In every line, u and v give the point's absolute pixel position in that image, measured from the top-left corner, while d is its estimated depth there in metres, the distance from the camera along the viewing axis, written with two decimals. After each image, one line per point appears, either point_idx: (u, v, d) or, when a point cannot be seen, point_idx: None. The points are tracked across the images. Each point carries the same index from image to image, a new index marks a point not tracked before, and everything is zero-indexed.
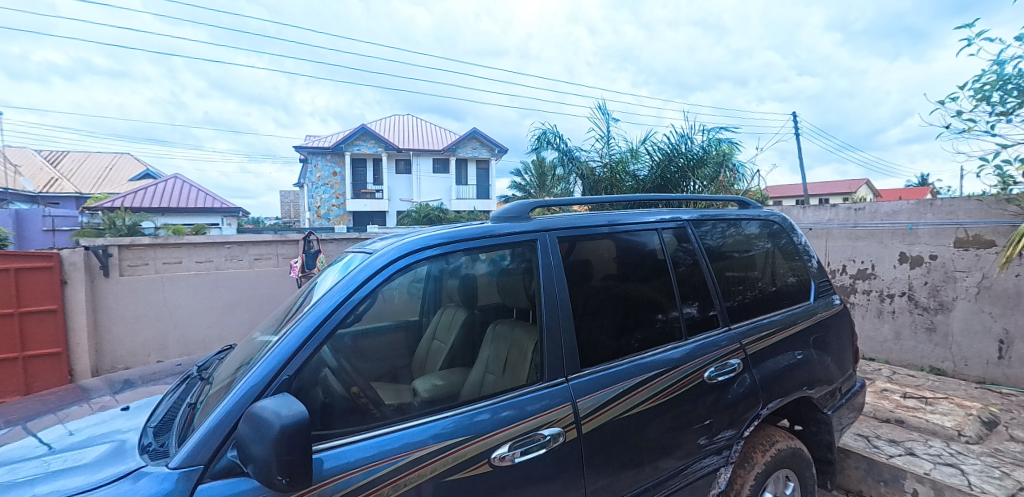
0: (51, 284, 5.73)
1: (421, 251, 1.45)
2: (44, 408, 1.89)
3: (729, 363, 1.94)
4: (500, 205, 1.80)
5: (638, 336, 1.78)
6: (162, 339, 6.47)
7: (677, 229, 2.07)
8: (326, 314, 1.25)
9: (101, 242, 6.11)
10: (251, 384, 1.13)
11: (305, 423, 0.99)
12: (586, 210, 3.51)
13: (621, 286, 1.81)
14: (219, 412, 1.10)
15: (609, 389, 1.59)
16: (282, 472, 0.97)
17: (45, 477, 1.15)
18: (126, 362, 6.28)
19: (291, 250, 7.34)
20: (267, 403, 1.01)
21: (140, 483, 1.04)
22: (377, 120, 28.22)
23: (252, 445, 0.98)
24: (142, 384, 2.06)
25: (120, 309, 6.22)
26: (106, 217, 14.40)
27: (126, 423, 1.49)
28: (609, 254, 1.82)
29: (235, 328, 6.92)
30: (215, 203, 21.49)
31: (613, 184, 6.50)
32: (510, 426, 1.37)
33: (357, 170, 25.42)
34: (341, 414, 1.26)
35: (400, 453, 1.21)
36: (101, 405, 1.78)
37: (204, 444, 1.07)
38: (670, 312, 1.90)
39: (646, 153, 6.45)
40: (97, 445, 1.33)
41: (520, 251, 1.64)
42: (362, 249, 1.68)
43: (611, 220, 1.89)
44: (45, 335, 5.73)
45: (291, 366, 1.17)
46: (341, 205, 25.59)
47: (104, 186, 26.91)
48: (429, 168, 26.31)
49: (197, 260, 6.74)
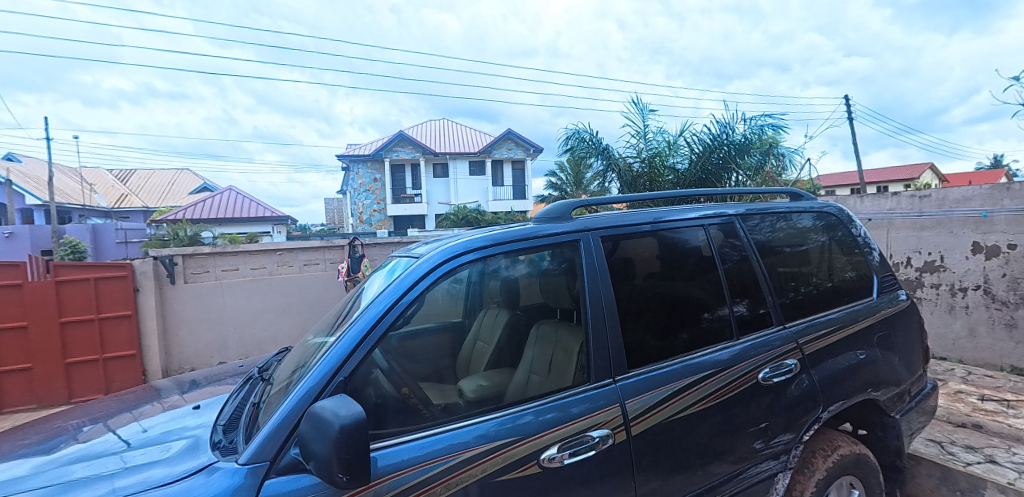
0: (125, 291, 6.22)
1: (463, 255, 1.47)
2: (122, 406, 2.05)
3: (785, 363, 1.86)
4: (541, 206, 1.80)
5: (684, 336, 1.73)
6: (223, 342, 6.86)
7: (724, 224, 2.00)
8: (376, 317, 1.29)
9: (167, 252, 6.57)
10: (309, 386, 1.18)
11: (363, 422, 1.02)
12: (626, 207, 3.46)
13: (665, 285, 1.77)
14: (281, 412, 1.16)
15: (658, 391, 1.55)
16: (343, 470, 1.00)
17: (127, 471, 1.24)
18: (192, 363, 6.72)
19: (337, 255, 7.65)
20: (327, 403, 1.05)
21: (213, 477, 1.11)
22: (415, 126, 28.92)
23: (314, 443, 1.02)
24: (207, 384, 2.18)
25: (186, 312, 6.65)
26: (170, 229, 15.66)
27: (195, 421, 1.59)
28: (652, 251, 1.79)
29: (289, 331, 7.24)
30: (266, 211, 22.69)
31: (653, 179, 6.36)
32: (557, 428, 1.37)
33: (396, 175, 26.13)
34: (393, 414, 1.30)
35: (450, 454, 1.23)
36: (171, 403, 1.92)
37: (269, 442, 1.12)
38: (718, 311, 1.84)
39: (685, 146, 6.30)
40: (170, 441, 1.43)
41: (561, 251, 1.63)
42: (407, 254, 1.73)
43: (654, 218, 1.84)
44: (121, 338, 6.23)
45: (347, 367, 1.21)
46: (381, 210, 26.25)
47: (167, 199, 28.98)
48: (466, 171, 26.63)
49: (253, 267, 7.11)
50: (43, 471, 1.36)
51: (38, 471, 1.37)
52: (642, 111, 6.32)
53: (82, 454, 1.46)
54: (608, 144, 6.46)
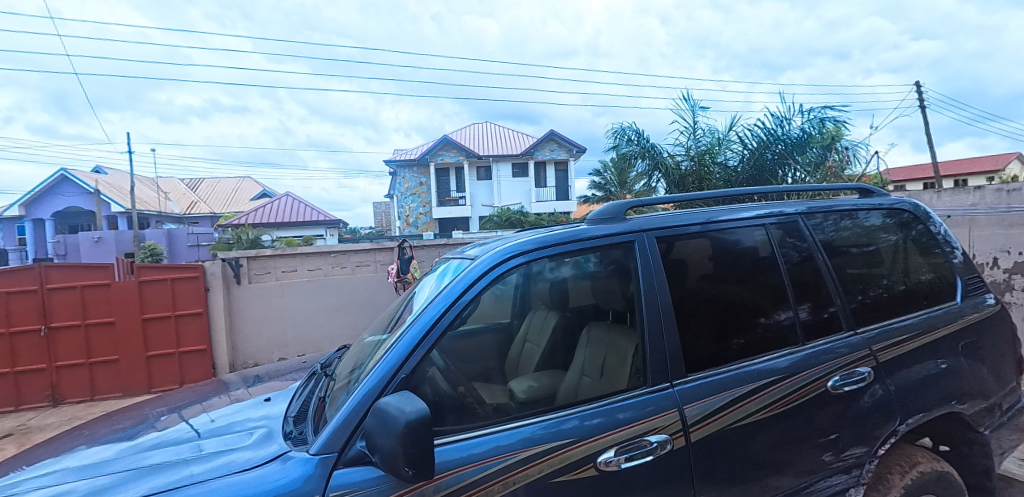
0: (198, 291, 6.71)
1: (515, 257, 1.48)
2: (194, 398, 2.21)
3: (857, 371, 1.75)
4: (593, 208, 1.78)
5: (739, 341, 1.66)
6: (283, 339, 7.25)
7: (784, 223, 1.90)
8: (435, 318, 1.32)
9: (233, 254, 7.04)
10: (372, 384, 1.22)
11: (426, 418, 1.05)
12: (673, 210, 3.37)
13: (719, 287, 1.71)
14: (347, 407, 1.21)
15: (718, 397, 1.50)
16: (407, 464, 1.03)
17: (203, 457, 1.33)
18: (255, 358, 7.13)
19: (387, 257, 7.89)
20: (392, 399, 1.08)
21: (287, 465, 1.17)
22: (460, 130, 29.50)
23: (380, 436, 1.06)
24: (269, 379, 2.32)
25: (249, 311, 7.09)
26: (235, 233, 16.87)
27: (258, 414, 1.69)
28: (704, 253, 1.73)
29: (342, 330, 7.55)
30: (319, 215, 23.89)
31: (702, 178, 6.19)
32: (614, 431, 1.35)
33: (441, 179, 26.65)
34: (452, 411, 1.33)
35: (508, 453, 1.24)
36: (237, 396, 2.05)
37: (336, 435, 1.18)
38: (777, 315, 1.75)
39: (738, 142, 6.12)
40: (237, 431, 1.53)
41: (613, 253, 1.61)
42: (459, 256, 1.77)
43: (707, 217, 1.78)
44: (194, 334, 6.72)
45: (406, 366, 1.25)
46: (427, 213, 26.85)
47: (231, 206, 31.08)
48: (509, 173, 26.80)
49: (309, 268, 7.50)
50: (128, 455, 1.49)
51: (123, 455, 1.51)
52: (692, 106, 6.18)
53: (160, 441, 1.59)
54: (655, 143, 6.31)
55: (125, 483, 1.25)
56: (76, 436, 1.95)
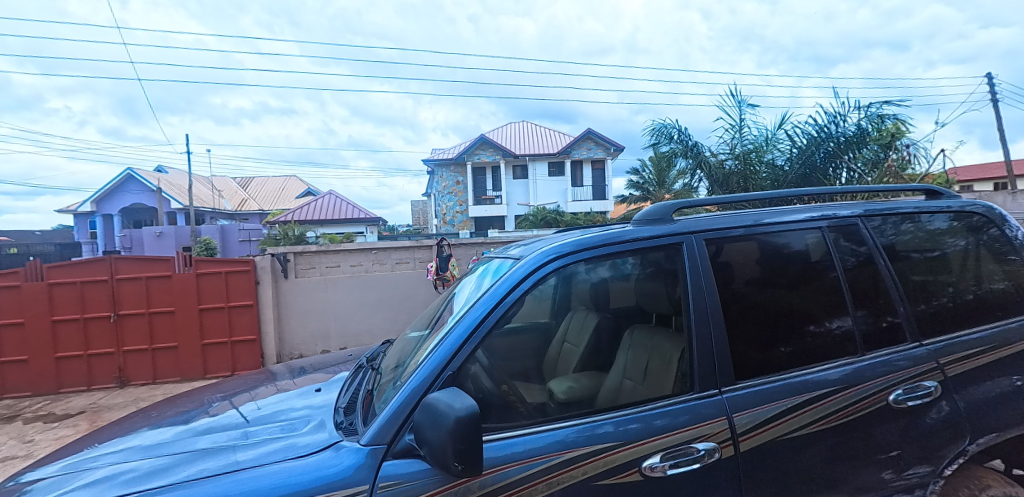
0: (249, 284, 7.06)
1: (562, 258, 1.47)
2: (245, 386, 2.33)
3: (922, 385, 1.64)
4: (640, 208, 1.75)
5: (788, 349, 1.60)
6: (326, 331, 7.52)
7: (839, 226, 1.80)
8: (481, 317, 1.34)
9: (281, 250, 7.38)
10: (420, 379, 1.25)
11: (475, 415, 1.06)
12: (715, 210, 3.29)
13: (768, 292, 1.64)
14: (397, 400, 1.25)
15: (769, 406, 1.45)
16: (457, 459, 1.05)
17: (255, 443, 1.40)
18: (300, 349, 7.44)
19: (425, 254, 8.04)
20: (442, 395, 1.10)
21: (339, 453, 1.21)
22: (497, 130, 29.74)
23: (429, 431, 1.08)
24: (314, 371, 2.41)
25: (296, 304, 7.40)
26: (282, 229, 17.72)
27: (303, 404, 1.76)
28: (752, 256, 1.66)
29: (382, 324, 7.75)
30: (360, 213, 24.65)
31: (748, 177, 6.03)
32: (660, 436, 1.33)
33: (478, 178, 26.87)
34: (496, 409, 1.34)
35: (553, 453, 1.24)
36: (284, 386, 2.14)
37: (386, 427, 1.21)
38: (830, 323, 1.67)
39: (787, 140, 5.90)
40: (285, 420, 1.60)
41: (662, 255, 1.58)
42: (503, 256, 1.79)
43: (757, 219, 1.71)
44: (245, 324, 7.07)
45: (453, 363, 1.27)
46: (463, 211, 27.15)
47: (279, 204, 32.53)
48: (545, 172, 26.76)
49: (351, 264, 7.75)
50: (185, 438, 1.59)
51: (181, 438, 1.60)
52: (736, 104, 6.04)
53: (215, 426, 1.68)
54: (697, 141, 6.16)
55: (184, 464, 1.33)
56: (140, 418, 2.08)
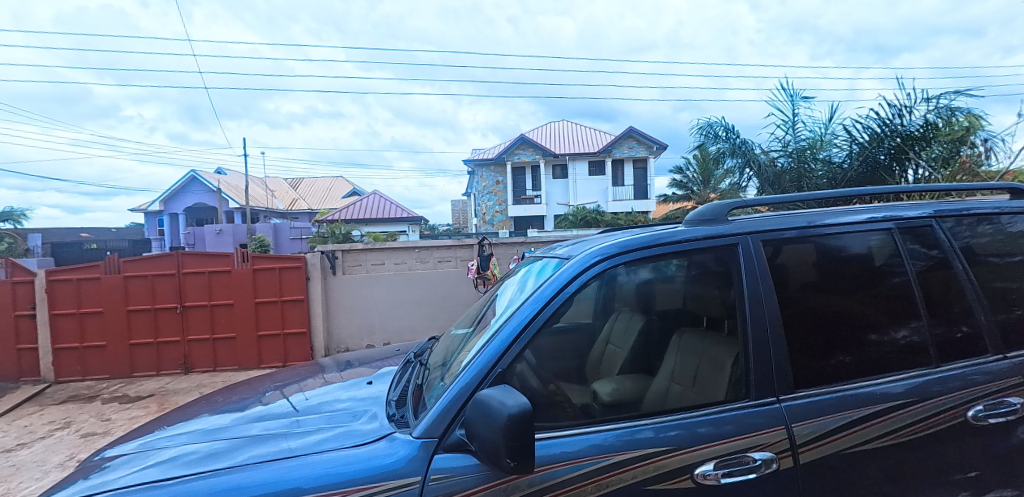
0: (301, 280, 7.39)
1: (611, 258, 1.45)
2: (296, 377, 2.44)
3: (1005, 402, 1.51)
4: (694, 207, 1.69)
5: (848, 358, 1.51)
6: (370, 326, 7.77)
7: (908, 227, 1.68)
8: (530, 316, 1.34)
9: (330, 247, 7.66)
10: (471, 375, 1.27)
11: (528, 413, 1.06)
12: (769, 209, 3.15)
13: (827, 298, 1.56)
14: (448, 394, 1.27)
15: (831, 417, 1.38)
16: (508, 456, 1.06)
17: (306, 432, 1.46)
18: (347, 343, 7.71)
19: (466, 253, 8.13)
20: (494, 393, 1.11)
21: (393, 444, 1.25)
22: (537, 129, 29.73)
23: (481, 427, 1.09)
24: (359, 364, 2.49)
25: (343, 300, 7.68)
26: (330, 227, 18.48)
27: (350, 396, 1.82)
28: (809, 259, 1.57)
29: (424, 321, 7.91)
30: (404, 213, 25.34)
31: (802, 175, 5.84)
32: (714, 443, 1.29)
33: (517, 177, 26.94)
34: (545, 408, 1.35)
35: (602, 454, 1.23)
36: (331, 379, 2.22)
37: (438, 421, 1.24)
38: (896, 333, 1.57)
39: (845, 135, 5.59)
40: (333, 411, 1.66)
41: (716, 256, 1.52)
42: (551, 255, 1.79)
43: (816, 220, 1.63)
44: (297, 318, 7.40)
45: (503, 361, 1.28)
46: (503, 211, 27.30)
47: (326, 204, 33.96)
48: (585, 171, 26.52)
49: (395, 262, 7.94)
50: (241, 425, 1.68)
51: (238, 424, 1.69)
52: (788, 99, 5.83)
53: (268, 413, 1.77)
54: (745, 139, 6.01)
55: (241, 449, 1.40)
56: (204, 403, 2.22)
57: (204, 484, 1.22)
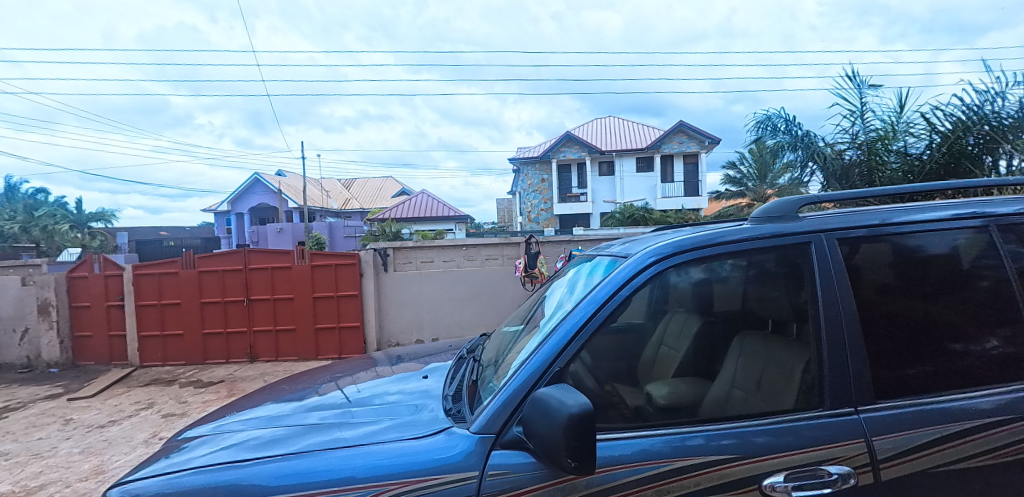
0: (355, 276, 7.70)
1: (671, 257, 1.40)
2: (350, 370, 2.53)
3: None
4: (762, 203, 1.60)
5: (934, 368, 1.39)
6: (420, 322, 7.96)
7: (1005, 224, 1.51)
8: (588, 315, 1.32)
9: (382, 245, 7.91)
10: (528, 373, 1.27)
11: (590, 414, 1.04)
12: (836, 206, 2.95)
13: (909, 302, 1.44)
14: (505, 391, 1.28)
15: (917, 432, 1.26)
16: (569, 456, 1.05)
17: (361, 423, 1.51)
18: (397, 337, 7.94)
19: (513, 251, 8.15)
20: (554, 392, 1.10)
21: (451, 438, 1.27)
22: (583, 126, 29.36)
23: (541, 425, 1.09)
24: (410, 359, 2.55)
25: (394, 295, 7.91)
26: (380, 226, 19.12)
27: (401, 389, 1.86)
28: (888, 260, 1.45)
29: (471, 318, 8.01)
30: (450, 211, 25.81)
31: (873, 168, 5.47)
32: (784, 453, 1.22)
33: (563, 175, 26.72)
34: (602, 409, 1.33)
35: (663, 459, 1.19)
36: (384, 372, 2.29)
37: (496, 417, 1.24)
38: (989, 343, 1.42)
39: (924, 124, 5.12)
40: (386, 403, 1.70)
41: (785, 255, 1.44)
42: (607, 252, 1.76)
43: (897, 217, 1.50)
44: (351, 312, 7.72)
45: (560, 360, 1.27)
46: (548, 209, 27.15)
47: (377, 203, 35.17)
48: (633, 168, 25.94)
49: (444, 259, 8.08)
50: (300, 413, 1.75)
51: (297, 413, 1.77)
52: (858, 87, 5.45)
53: (325, 403, 1.84)
54: (807, 131, 5.69)
55: (302, 437, 1.47)
56: (267, 392, 2.35)
57: (274, 466, 1.29)
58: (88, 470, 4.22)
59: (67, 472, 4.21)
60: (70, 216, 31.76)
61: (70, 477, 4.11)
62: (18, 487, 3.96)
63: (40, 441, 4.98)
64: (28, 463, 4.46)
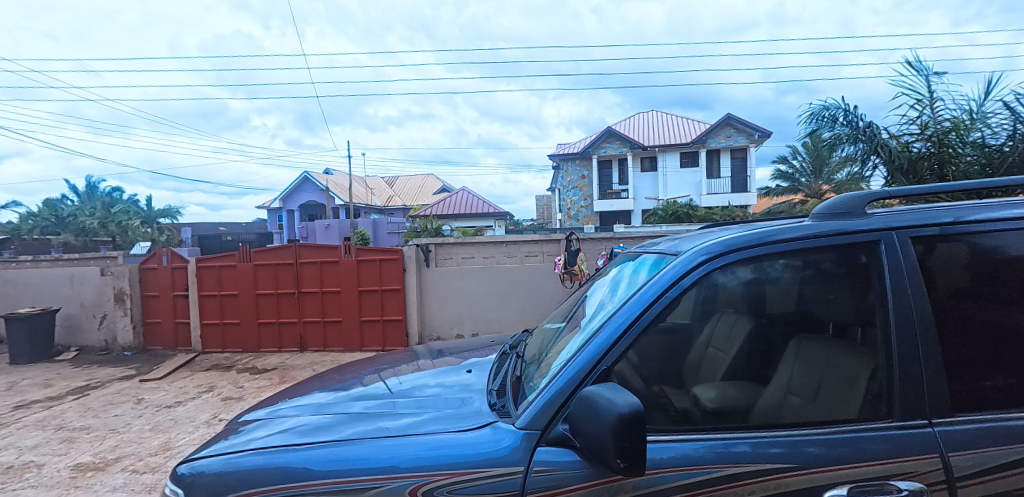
0: (398, 270, 7.90)
1: (724, 256, 1.35)
2: (393, 362, 2.59)
3: None
4: (825, 199, 1.51)
5: (1017, 381, 1.27)
6: (460, 317, 8.06)
7: None
8: (636, 315, 1.29)
9: (424, 241, 8.05)
10: (574, 371, 1.26)
11: (640, 414, 1.02)
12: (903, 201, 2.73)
13: (990, 308, 1.32)
14: (551, 388, 1.27)
15: (1000, 450, 1.16)
16: (618, 456, 1.03)
17: (405, 414, 1.54)
18: (438, 331, 8.08)
19: (553, 248, 8.08)
20: (602, 391, 1.08)
21: (496, 432, 1.27)
22: (625, 122, 28.76)
23: (589, 424, 1.07)
24: (450, 354, 2.58)
25: (435, 291, 8.05)
26: (422, 222, 19.52)
27: (443, 382, 1.89)
28: (965, 261, 1.34)
29: (510, 314, 8.04)
30: (490, 208, 26.00)
31: (945, 161, 5.07)
32: (847, 465, 1.15)
33: (603, 171, 26.30)
34: (650, 411, 1.30)
35: (714, 465, 1.15)
36: (425, 366, 2.33)
37: (541, 413, 1.24)
38: None
39: (1005, 114, 4.70)
40: (428, 395, 1.73)
41: (850, 253, 1.35)
42: (654, 249, 1.72)
43: (978, 215, 1.38)
44: (395, 306, 7.93)
45: (607, 359, 1.25)
46: (589, 206, 26.76)
47: (419, 200, 35.90)
48: (677, 164, 25.21)
49: (484, 256, 8.14)
50: (347, 403, 1.81)
51: (344, 402, 1.83)
52: (926, 74, 5.07)
53: (370, 394, 1.90)
54: (869, 122, 5.32)
55: (349, 424, 1.52)
56: (316, 381, 2.44)
57: (328, 452, 1.33)
58: (157, 446, 4.55)
59: (139, 447, 4.56)
60: (140, 212, 34.26)
61: (142, 452, 4.44)
62: (98, 458, 4.33)
63: (116, 418, 5.41)
64: (106, 437, 4.85)
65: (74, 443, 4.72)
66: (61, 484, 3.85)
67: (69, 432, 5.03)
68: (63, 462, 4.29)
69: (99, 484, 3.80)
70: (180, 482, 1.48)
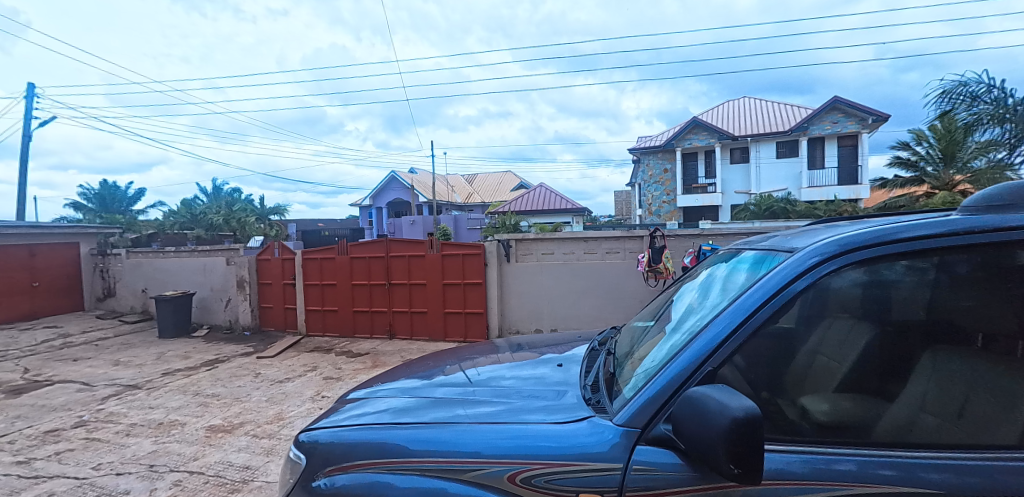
0: (479, 265, 8.12)
1: (846, 255, 1.22)
2: (475, 354, 2.67)
3: None
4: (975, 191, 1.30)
5: None
6: (539, 312, 8.12)
7: None
8: (742, 317, 1.21)
9: (505, 236, 8.18)
10: (675, 371, 1.21)
11: (755, 419, 0.96)
12: None
13: None
14: (651, 388, 1.23)
15: None
16: (730, 461, 0.97)
17: (497, 402, 1.57)
18: (517, 325, 8.20)
19: (636, 245, 7.80)
20: (713, 392, 1.03)
21: (594, 427, 1.26)
22: (713, 111, 27.03)
23: (696, 426, 1.02)
24: (529, 348, 2.60)
25: (515, 285, 8.17)
26: (500, 218, 19.92)
27: (528, 374, 1.91)
28: None
29: (589, 311, 7.92)
30: (568, 205, 25.86)
31: None
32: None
33: (688, 165, 24.98)
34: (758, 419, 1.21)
35: (838, 482, 1.05)
36: (506, 358, 2.37)
37: (640, 412, 1.21)
38: None
39: None
40: (516, 386, 1.76)
41: (1008, 253, 1.17)
42: (756, 248, 1.60)
43: None
44: (477, 299, 8.17)
45: (711, 361, 1.19)
46: (672, 202, 25.48)
47: (497, 197, 36.62)
48: (773, 154, 23.28)
49: (564, 252, 8.08)
50: (438, 388, 1.89)
51: (435, 387, 1.91)
52: None
53: (458, 381, 1.96)
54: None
55: (444, 408, 1.58)
56: (406, 367, 2.58)
57: (429, 432, 1.40)
58: (273, 415, 5.10)
59: (258, 415, 5.16)
60: (255, 210, 38.50)
61: (260, 419, 5.01)
62: (226, 422, 4.95)
63: (240, 388, 6.16)
64: (232, 404, 5.55)
65: (208, 408, 5.45)
66: (199, 441, 4.47)
67: (203, 397, 5.81)
68: (199, 423, 4.96)
69: (227, 444, 4.36)
70: (301, 448, 1.64)
